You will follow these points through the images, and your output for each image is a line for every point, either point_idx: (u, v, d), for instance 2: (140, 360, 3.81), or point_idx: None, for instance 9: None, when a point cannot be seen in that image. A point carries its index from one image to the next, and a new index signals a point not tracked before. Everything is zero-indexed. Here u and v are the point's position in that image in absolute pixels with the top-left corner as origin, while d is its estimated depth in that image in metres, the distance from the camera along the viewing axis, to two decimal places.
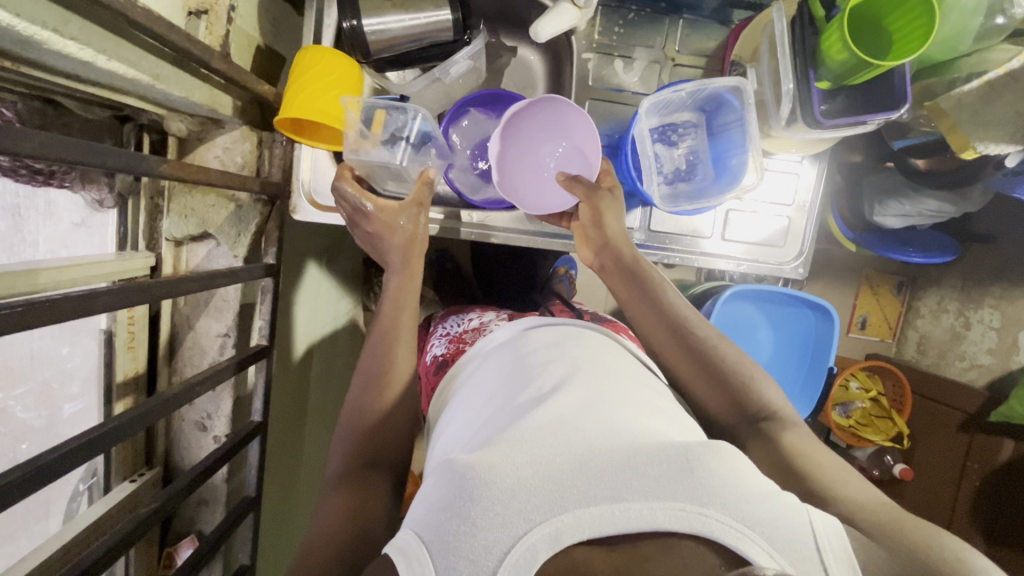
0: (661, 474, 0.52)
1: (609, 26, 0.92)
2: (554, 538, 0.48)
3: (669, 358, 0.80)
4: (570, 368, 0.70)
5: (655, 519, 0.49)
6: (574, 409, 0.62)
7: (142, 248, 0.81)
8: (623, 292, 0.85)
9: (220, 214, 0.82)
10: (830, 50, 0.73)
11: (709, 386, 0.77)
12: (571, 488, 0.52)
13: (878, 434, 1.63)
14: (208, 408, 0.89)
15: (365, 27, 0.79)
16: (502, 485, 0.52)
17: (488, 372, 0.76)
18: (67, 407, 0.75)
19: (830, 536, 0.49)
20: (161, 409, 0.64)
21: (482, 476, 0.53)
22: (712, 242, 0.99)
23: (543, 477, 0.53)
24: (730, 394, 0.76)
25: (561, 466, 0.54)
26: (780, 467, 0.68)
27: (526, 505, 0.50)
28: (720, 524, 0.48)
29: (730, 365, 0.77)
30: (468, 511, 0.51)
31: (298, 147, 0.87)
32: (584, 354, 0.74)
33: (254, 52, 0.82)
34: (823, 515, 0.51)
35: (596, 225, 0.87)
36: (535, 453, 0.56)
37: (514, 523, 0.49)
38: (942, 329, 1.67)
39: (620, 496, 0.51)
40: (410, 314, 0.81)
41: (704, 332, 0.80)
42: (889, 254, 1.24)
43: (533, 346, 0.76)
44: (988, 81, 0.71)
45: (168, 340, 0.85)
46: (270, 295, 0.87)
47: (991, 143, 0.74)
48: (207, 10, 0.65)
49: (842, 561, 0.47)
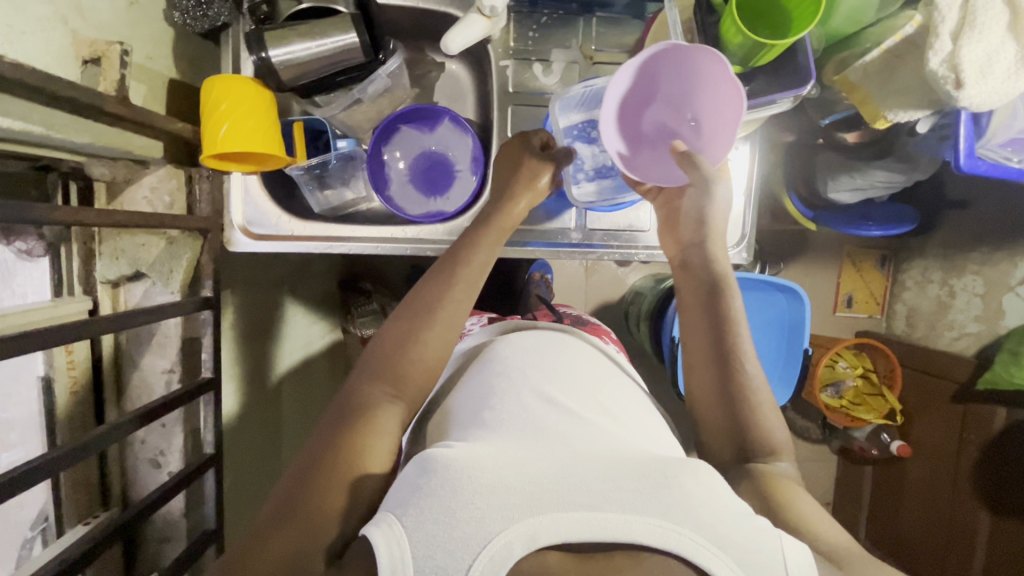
0: (638, 488, 0.50)
1: (524, 32, 0.92)
2: (531, 537, 0.47)
3: (699, 376, 0.75)
4: (574, 393, 0.67)
5: (631, 533, 0.47)
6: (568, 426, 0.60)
7: (78, 291, 0.82)
8: (691, 297, 0.79)
9: (150, 252, 0.84)
10: (728, 35, 0.73)
11: (719, 408, 0.72)
12: (550, 493, 0.49)
13: (870, 412, 1.60)
14: (160, 444, 0.90)
15: (274, 58, 0.80)
16: (484, 480, 0.50)
17: (484, 376, 0.71)
18: (4, 456, 0.75)
19: (800, 562, 0.49)
20: (86, 450, 0.64)
21: (466, 470, 0.51)
22: (654, 235, 0.98)
23: (524, 477, 0.51)
24: (737, 429, 0.70)
25: (541, 471, 0.52)
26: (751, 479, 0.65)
27: (505, 503, 0.48)
28: (691, 542, 0.47)
29: (758, 403, 0.71)
30: (448, 502, 0.49)
31: (226, 178, 0.88)
32: (574, 372, 0.71)
33: (172, 93, 0.84)
34: (797, 543, 0.51)
35: (697, 217, 0.80)
36: (520, 458, 0.54)
37: (490, 520, 0.47)
38: (929, 300, 1.64)
39: (596, 505, 0.48)
40: (458, 291, 0.72)
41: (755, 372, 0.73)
42: (850, 230, 1.22)
43: (516, 351, 0.74)
44: (887, 49, 0.70)
45: (114, 380, 0.87)
46: (211, 328, 0.88)
47: (902, 110, 0.73)
48: (100, 57, 0.67)
49: None
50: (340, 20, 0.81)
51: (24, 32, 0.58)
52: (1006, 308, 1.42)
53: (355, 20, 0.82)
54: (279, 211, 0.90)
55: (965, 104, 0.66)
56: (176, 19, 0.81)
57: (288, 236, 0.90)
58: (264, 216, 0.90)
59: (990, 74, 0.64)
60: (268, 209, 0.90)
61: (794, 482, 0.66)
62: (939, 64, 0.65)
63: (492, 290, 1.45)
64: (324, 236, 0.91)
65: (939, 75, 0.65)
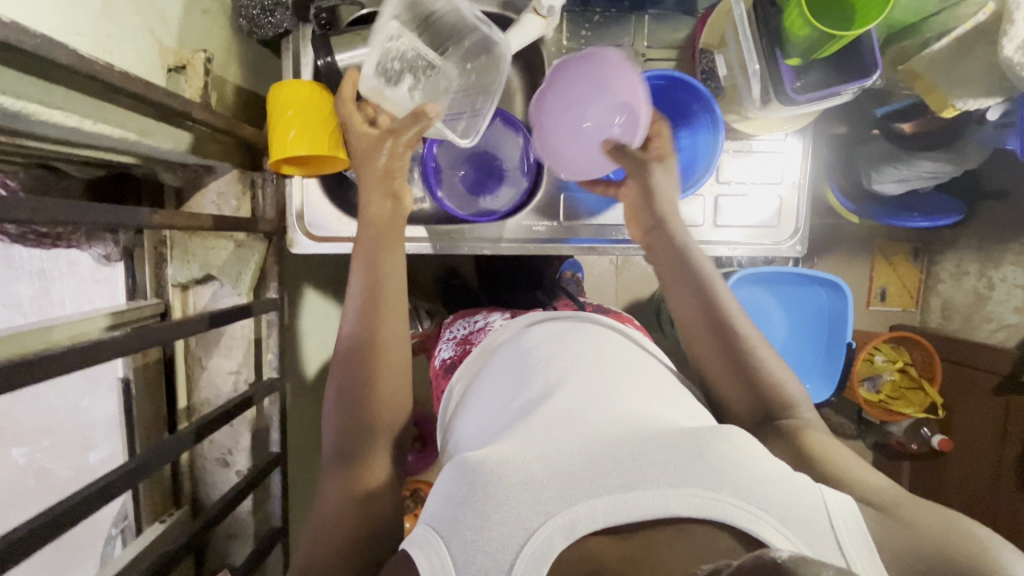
0: (671, 463, 0.51)
1: (576, 30, 0.93)
2: (569, 529, 0.47)
3: (699, 345, 0.73)
4: (597, 367, 0.67)
5: (668, 505, 0.48)
6: (578, 404, 0.60)
7: (150, 295, 0.84)
8: (664, 276, 0.78)
9: (220, 255, 0.85)
10: (793, 28, 0.74)
11: (732, 374, 0.70)
12: (583, 480, 0.50)
13: (911, 406, 1.59)
14: (228, 444, 0.92)
15: (337, 62, 0.82)
16: (514, 478, 0.51)
17: (498, 373, 0.72)
18: (93, 455, 0.81)
19: (843, 511, 0.49)
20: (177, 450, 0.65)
21: (494, 471, 0.52)
22: (706, 229, 0.99)
23: (554, 471, 0.51)
24: (754, 392, 0.69)
25: (574, 460, 0.53)
26: (793, 446, 0.65)
27: (539, 499, 0.49)
28: (732, 507, 0.47)
29: (760, 360, 0.71)
30: (482, 506, 0.49)
31: (289, 182, 0.90)
32: (592, 347, 0.71)
33: (238, 100, 0.86)
34: (836, 494, 0.51)
35: (646, 202, 0.81)
36: (551, 450, 0.54)
37: (528, 515, 0.48)
38: (966, 292, 1.62)
39: (631, 485, 0.50)
40: (397, 297, 0.70)
41: (745, 328, 0.72)
42: (893, 222, 1.22)
43: (540, 342, 0.73)
44: (956, 38, 0.70)
45: (183, 382, 0.89)
46: (276, 329, 0.90)
47: (972, 99, 0.73)
48: (186, 65, 0.69)
49: (854, 534, 0.47)
50: None
51: (121, 42, 0.60)
52: None
53: None
54: (339, 214, 0.92)
55: None
56: (242, 26, 0.85)
57: (348, 239, 0.92)
58: (324, 219, 0.91)
59: None
60: (329, 212, 0.92)
61: (823, 434, 0.66)
62: (1014, 51, 0.65)
63: None
64: None
65: (1015, 61, 0.65)
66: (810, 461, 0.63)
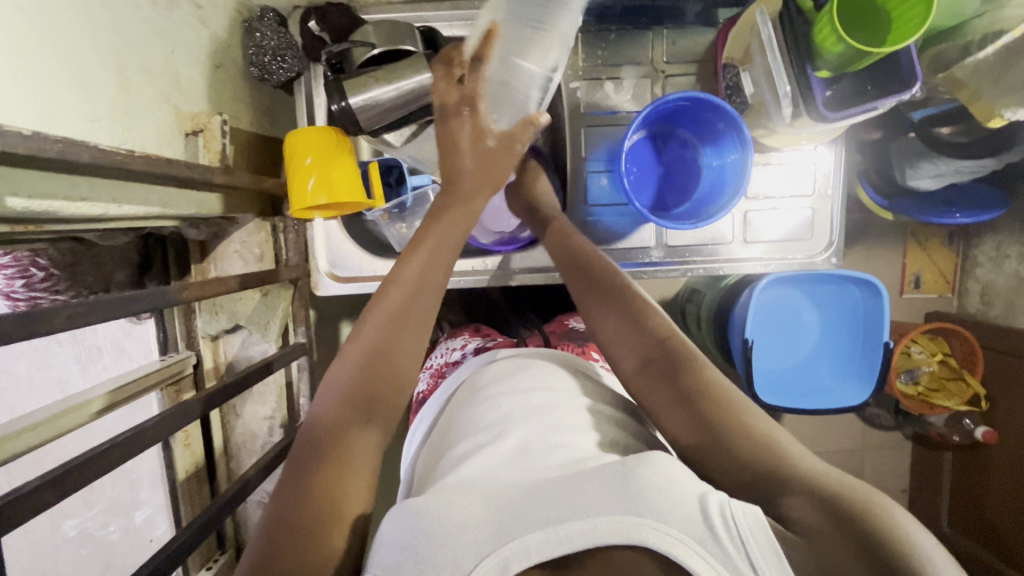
0: (598, 487, 0.45)
1: (592, 51, 0.90)
2: (505, 566, 0.42)
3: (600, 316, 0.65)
4: (537, 399, 0.61)
5: (597, 534, 0.42)
6: (526, 443, 0.55)
7: (182, 347, 0.85)
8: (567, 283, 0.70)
9: (247, 305, 0.86)
10: (824, 43, 0.69)
11: (632, 338, 0.61)
12: (518, 515, 0.44)
13: (952, 399, 1.54)
14: (267, 487, 0.93)
15: (353, 105, 0.79)
16: (455, 518, 0.45)
17: (454, 416, 0.68)
18: (139, 514, 0.85)
19: (754, 523, 0.41)
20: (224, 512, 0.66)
21: (432, 512, 0.46)
22: (735, 246, 0.96)
23: (492, 507, 0.45)
24: (676, 384, 0.56)
25: (510, 495, 0.46)
26: (744, 460, 0.49)
27: (474, 539, 0.43)
28: (655, 532, 0.41)
29: (675, 341, 0.60)
30: (421, 549, 0.43)
31: (310, 225, 0.90)
32: (544, 379, 0.66)
33: (255, 147, 0.86)
34: (744, 505, 0.43)
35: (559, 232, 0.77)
36: (490, 488, 0.48)
37: (465, 558, 0.42)
38: (1006, 277, 1.55)
39: (563, 516, 0.44)
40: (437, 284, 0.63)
41: (654, 312, 0.63)
42: (931, 218, 1.16)
43: (495, 380, 0.68)
44: (1004, 45, 0.65)
45: (221, 430, 0.90)
46: (307, 373, 0.90)
47: (1020, 107, 0.69)
48: (202, 128, 0.69)
49: (776, 560, 0.39)
50: (415, 61, 0.80)
51: (140, 117, 0.60)
52: None
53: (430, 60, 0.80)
54: (360, 253, 0.91)
55: None
56: (254, 75, 0.84)
57: (371, 277, 0.91)
58: (347, 258, 0.91)
59: None
60: (351, 251, 0.91)
61: (754, 413, 0.52)
62: None
63: None
64: None
65: None
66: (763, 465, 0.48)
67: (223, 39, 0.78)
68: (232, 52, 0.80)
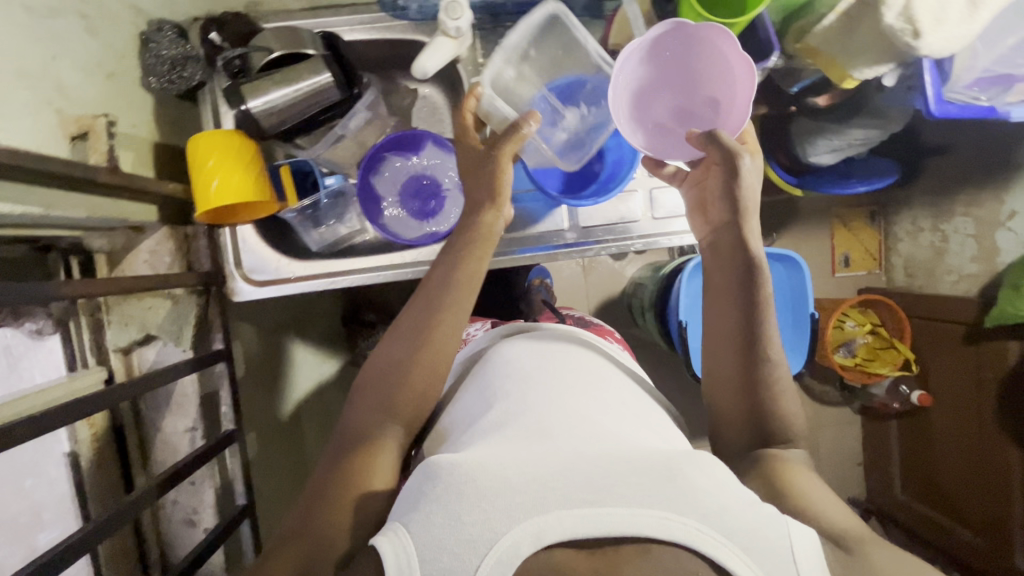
0: (646, 483, 0.51)
1: (490, 48, 0.95)
2: (537, 536, 0.49)
3: (721, 359, 0.74)
4: (598, 404, 0.68)
5: (634, 525, 0.48)
6: (569, 428, 0.62)
7: (92, 363, 0.83)
8: (711, 283, 0.77)
9: (157, 314, 0.85)
10: (689, 20, 0.79)
11: (740, 398, 0.71)
12: (557, 490, 0.51)
13: (886, 366, 1.58)
14: (192, 504, 0.90)
15: (253, 109, 0.82)
16: (487, 483, 0.52)
17: (471, 392, 0.76)
18: (42, 536, 0.75)
19: (807, 545, 0.50)
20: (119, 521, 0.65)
21: (467, 475, 0.53)
22: (645, 224, 0.99)
23: (531, 478, 0.52)
24: (756, 400, 0.70)
25: (548, 468, 0.53)
26: (772, 480, 0.63)
27: (510, 504, 0.50)
28: (696, 532, 0.48)
29: (773, 383, 0.71)
30: (454, 506, 0.51)
31: (222, 232, 0.90)
32: (580, 374, 0.74)
33: (160, 156, 0.86)
34: (803, 528, 0.52)
35: (719, 200, 0.77)
36: (524, 457, 0.56)
37: (496, 519, 0.50)
38: (923, 249, 1.64)
39: (603, 501, 0.50)
40: (458, 293, 0.73)
41: (775, 356, 0.71)
42: (834, 191, 1.25)
43: (526, 362, 0.76)
44: (843, 11, 0.72)
45: (138, 447, 0.88)
46: (228, 381, 0.90)
47: (867, 67, 0.75)
48: (88, 131, 0.70)
49: (813, 565, 0.49)
50: (311, 62, 0.83)
51: (16, 118, 0.60)
52: (1000, 245, 1.43)
53: (326, 60, 0.83)
54: (278, 256, 0.92)
55: (927, 53, 0.68)
56: (154, 84, 0.84)
57: (289, 279, 0.92)
58: (263, 262, 0.91)
59: (947, 21, 0.66)
60: (267, 255, 0.92)
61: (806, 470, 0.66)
62: (895, 17, 0.66)
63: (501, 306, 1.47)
64: (326, 272, 0.93)
65: (897, 28, 0.67)
66: (787, 487, 0.62)
67: (115, 48, 0.78)
68: (126, 62, 0.80)
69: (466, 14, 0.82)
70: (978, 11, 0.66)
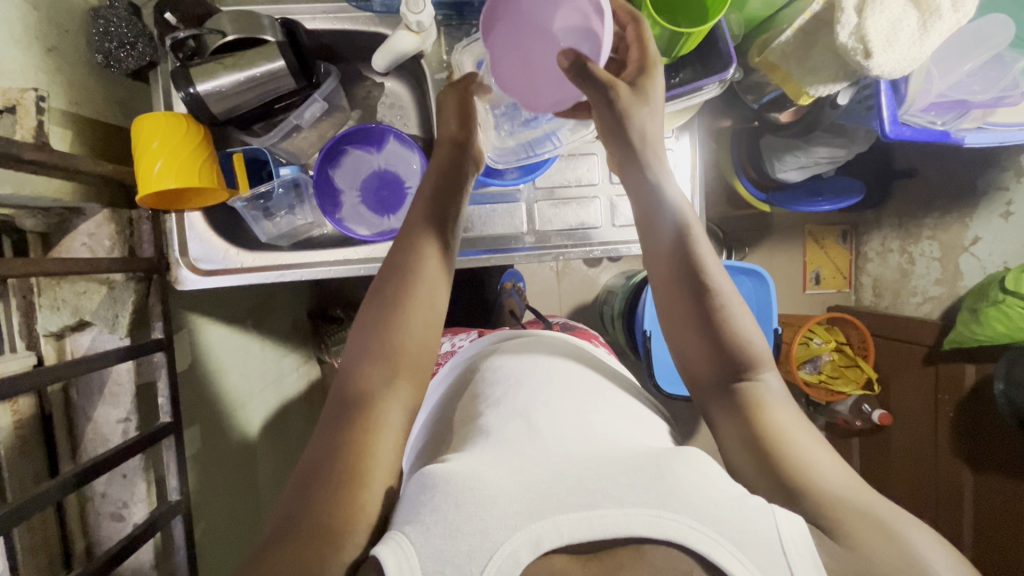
0: (635, 483, 0.53)
1: (455, 43, 0.94)
2: (536, 543, 0.50)
3: (675, 309, 0.70)
4: (572, 404, 0.68)
5: (629, 523, 0.50)
6: (554, 426, 0.63)
7: (21, 346, 0.80)
8: (661, 235, 0.71)
9: (92, 299, 0.81)
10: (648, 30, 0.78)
11: (705, 353, 0.68)
12: (550, 497, 0.52)
13: (849, 384, 1.55)
14: (122, 497, 0.89)
15: (202, 92, 0.79)
16: (485, 491, 0.53)
17: (460, 403, 0.75)
18: None
19: (798, 537, 0.50)
20: (21, 514, 0.62)
21: (464, 484, 0.54)
22: (606, 230, 0.98)
23: (522, 486, 0.54)
24: (720, 359, 0.67)
25: (540, 475, 0.55)
26: None
27: (507, 512, 0.51)
28: (691, 530, 0.49)
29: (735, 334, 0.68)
30: (452, 516, 0.51)
31: (169, 218, 0.89)
32: (562, 373, 0.75)
33: (101, 137, 0.83)
34: (788, 515, 0.52)
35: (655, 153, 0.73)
36: (517, 465, 0.57)
37: (494, 530, 0.50)
38: (891, 270, 1.61)
39: (595, 503, 0.52)
40: (434, 255, 0.69)
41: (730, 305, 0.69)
42: (799, 208, 1.23)
43: (505, 364, 0.77)
44: (800, 27, 0.73)
45: (67, 435, 0.86)
46: (165, 371, 0.86)
47: (822, 84, 0.76)
48: (15, 105, 0.67)
49: (805, 559, 0.48)
50: (266, 48, 0.80)
51: None
52: (964, 270, 1.41)
53: (282, 45, 0.81)
54: (225, 245, 0.90)
55: (878, 73, 0.68)
56: (100, 60, 0.81)
57: (233, 269, 0.90)
58: (210, 251, 0.90)
59: (897, 42, 0.67)
60: (215, 244, 0.90)
61: (789, 411, 0.64)
62: (847, 37, 0.67)
63: (468, 307, 1.44)
64: (273, 265, 0.91)
65: (849, 47, 0.68)
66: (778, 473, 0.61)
67: (58, 22, 0.76)
68: (70, 36, 0.78)
69: (428, 9, 0.79)
70: (927, 35, 0.66)
